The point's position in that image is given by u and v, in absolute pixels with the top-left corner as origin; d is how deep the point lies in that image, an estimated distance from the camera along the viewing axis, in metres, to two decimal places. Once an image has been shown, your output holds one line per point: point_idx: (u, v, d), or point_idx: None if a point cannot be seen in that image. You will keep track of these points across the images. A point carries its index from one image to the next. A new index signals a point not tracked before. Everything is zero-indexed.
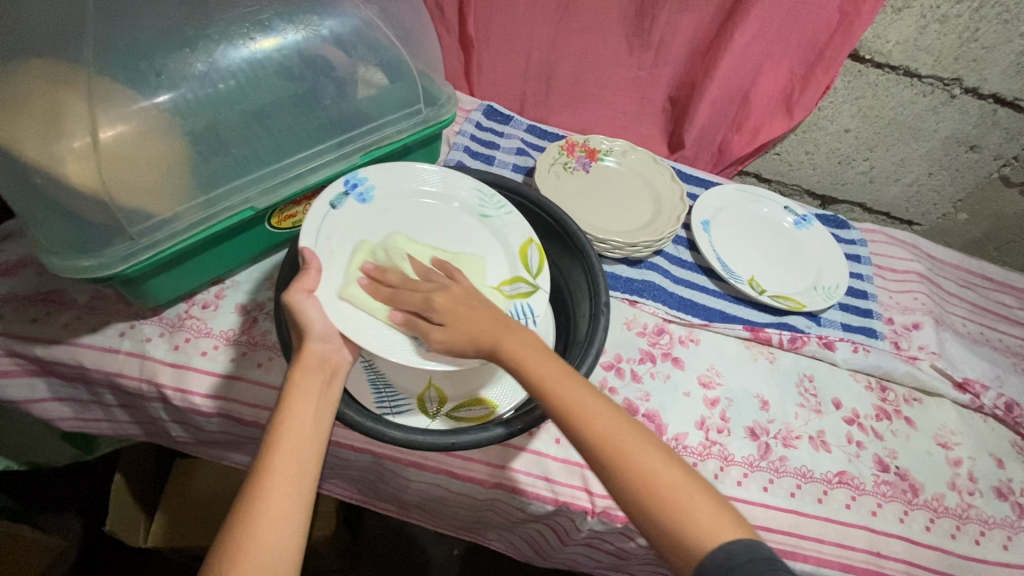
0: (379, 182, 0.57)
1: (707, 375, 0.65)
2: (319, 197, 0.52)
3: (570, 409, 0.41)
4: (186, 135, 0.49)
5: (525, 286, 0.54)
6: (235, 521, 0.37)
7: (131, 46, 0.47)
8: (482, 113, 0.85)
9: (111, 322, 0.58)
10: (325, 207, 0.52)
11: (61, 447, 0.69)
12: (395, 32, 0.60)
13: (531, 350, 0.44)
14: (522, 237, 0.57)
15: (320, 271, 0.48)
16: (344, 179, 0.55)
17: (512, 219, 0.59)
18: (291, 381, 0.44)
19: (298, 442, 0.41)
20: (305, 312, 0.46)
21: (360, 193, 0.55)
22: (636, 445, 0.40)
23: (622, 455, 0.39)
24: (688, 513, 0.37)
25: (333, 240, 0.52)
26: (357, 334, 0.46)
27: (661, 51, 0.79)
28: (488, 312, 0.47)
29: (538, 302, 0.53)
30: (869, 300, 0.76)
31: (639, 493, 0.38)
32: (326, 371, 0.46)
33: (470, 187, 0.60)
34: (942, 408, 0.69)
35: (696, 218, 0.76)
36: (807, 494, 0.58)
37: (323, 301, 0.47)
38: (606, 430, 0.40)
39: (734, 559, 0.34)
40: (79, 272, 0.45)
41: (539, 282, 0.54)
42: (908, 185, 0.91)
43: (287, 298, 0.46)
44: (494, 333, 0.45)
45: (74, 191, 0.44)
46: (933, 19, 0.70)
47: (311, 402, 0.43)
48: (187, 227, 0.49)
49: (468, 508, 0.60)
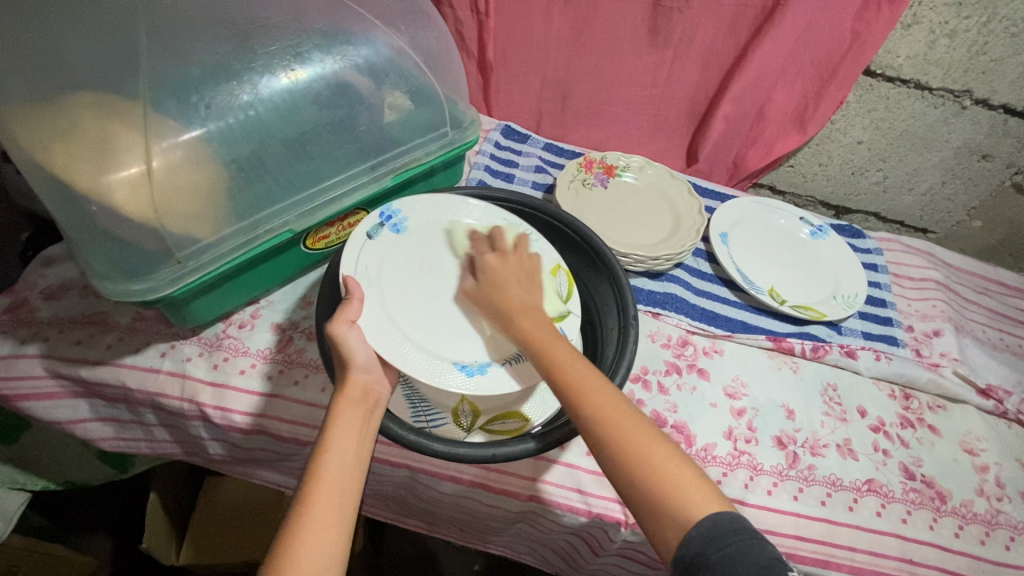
0: (412, 216, 0.57)
1: (733, 386, 0.66)
2: (356, 228, 0.54)
3: (578, 389, 0.44)
4: (231, 162, 0.51)
5: (557, 309, 0.53)
6: (276, 550, 0.39)
7: (181, 81, 0.50)
8: (501, 133, 0.87)
9: (151, 343, 0.60)
10: (361, 239, 0.54)
11: (98, 466, 0.71)
12: (424, 59, 0.62)
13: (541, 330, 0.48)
14: (554, 261, 0.57)
15: (362, 300, 0.49)
16: (379, 212, 0.56)
17: (542, 244, 0.58)
18: (334, 413, 0.45)
19: (337, 477, 0.42)
20: (346, 343, 0.46)
21: (394, 224, 0.56)
22: (631, 425, 0.43)
23: (622, 438, 0.42)
24: (675, 489, 0.40)
25: (369, 270, 0.52)
26: (397, 361, 0.47)
27: (675, 70, 0.81)
28: (523, 298, 0.50)
29: (570, 326, 0.52)
30: (888, 308, 0.77)
31: (635, 471, 0.41)
32: (367, 404, 0.46)
33: (502, 217, 0.60)
34: (967, 414, 0.69)
35: (714, 231, 0.78)
36: (837, 502, 0.58)
37: (365, 329, 0.48)
38: (605, 406, 0.43)
39: (718, 529, 0.38)
40: (129, 294, 0.47)
41: (570, 306, 0.54)
42: (922, 195, 0.92)
43: (330, 330, 0.46)
44: (517, 309, 0.49)
45: (127, 219, 0.46)
46: (942, 34, 0.71)
47: (352, 434, 0.44)
48: (229, 250, 0.51)
49: (501, 520, 0.61)
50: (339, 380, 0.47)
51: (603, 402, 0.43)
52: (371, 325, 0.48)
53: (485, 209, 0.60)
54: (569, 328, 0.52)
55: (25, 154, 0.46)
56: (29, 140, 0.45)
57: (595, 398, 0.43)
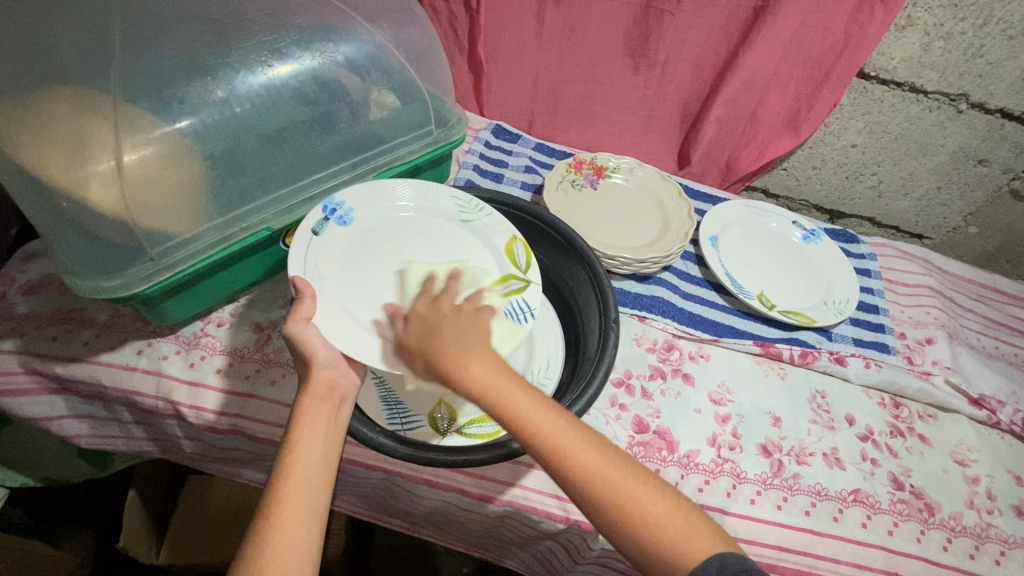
0: (358, 207, 0.55)
1: (718, 392, 0.64)
2: (300, 226, 0.51)
3: (559, 452, 0.38)
4: (206, 158, 0.51)
5: (517, 282, 0.52)
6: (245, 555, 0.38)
7: (155, 75, 0.49)
8: (491, 132, 0.87)
9: (128, 340, 0.59)
10: (307, 237, 0.51)
11: (77, 464, 0.70)
12: (407, 56, 0.61)
13: (497, 376, 0.38)
14: (506, 236, 0.56)
15: (314, 296, 0.47)
16: (322, 205, 0.53)
17: (494, 221, 0.57)
18: (299, 410, 0.44)
19: (307, 472, 0.41)
20: (307, 343, 0.45)
21: (341, 216, 0.54)
22: (621, 475, 0.39)
23: (618, 494, 0.38)
24: (675, 537, 0.38)
25: (318, 271, 0.50)
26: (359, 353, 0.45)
27: (666, 70, 0.80)
28: (465, 325, 0.43)
29: (532, 295, 0.51)
30: (880, 315, 0.76)
31: (631, 526, 0.38)
32: (332, 399, 0.46)
33: (445, 196, 0.59)
34: (958, 424, 0.68)
35: (704, 234, 0.77)
36: (821, 513, 0.57)
37: (323, 327, 0.46)
38: (596, 464, 0.38)
39: (727, 571, 0.37)
40: (100, 291, 0.47)
41: (529, 277, 0.52)
42: (917, 200, 0.91)
43: (286, 329, 0.45)
44: (455, 356, 0.39)
45: (99, 215, 0.45)
46: (937, 37, 0.70)
47: (319, 432, 0.44)
48: (205, 247, 0.51)
49: (479, 525, 0.60)
50: (302, 377, 0.46)
51: (589, 460, 0.38)
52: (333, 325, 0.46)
53: (429, 188, 0.58)
54: (530, 299, 0.50)
55: None
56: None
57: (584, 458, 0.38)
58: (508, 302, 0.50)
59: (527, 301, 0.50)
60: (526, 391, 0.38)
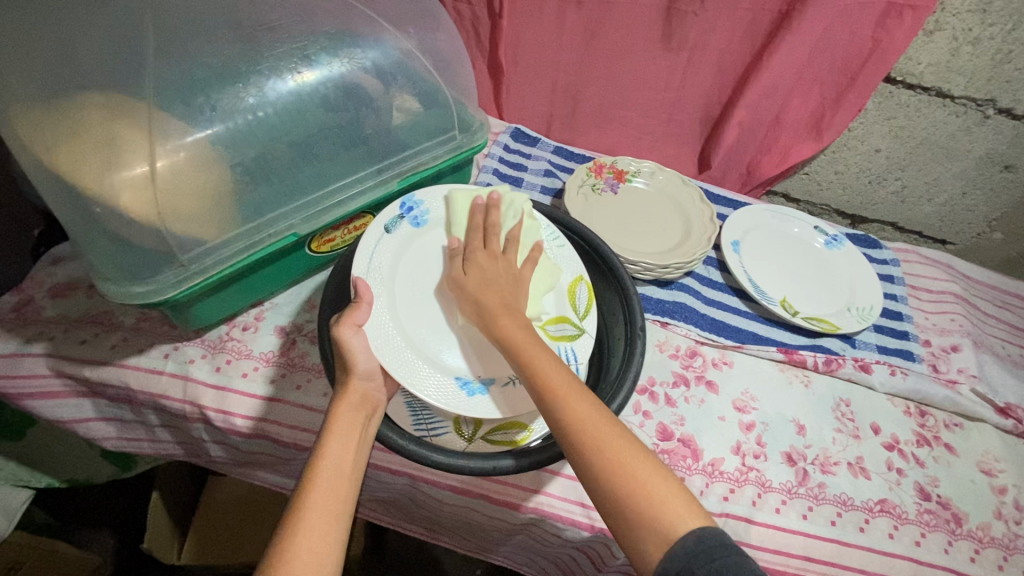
0: (432, 209, 0.58)
1: (742, 399, 0.64)
2: (374, 220, 0.54)
3: (556, 395, 0.42)
4: (236, 165, 0.51)
5: (571, 328, 0.53)
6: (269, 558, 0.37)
7: (187, 82, 0.49)
8: (510, 136, 0.86)
9: (155, 344, 0.60)
10: (379, 232, 0.54)
11: (101, 465, 0.71)
12: (432, 61, 0.61)
13: (523, 333, 0.46)
14: (572, 275, 0.57)
15: (369, 304, 0.48)
16: (401, 202, 0.56)
17: (565, 254, 0.59)
18: (332, 417, 0.45)
19: (334, 479, 0.41)
20: (350, 349, 0.46)
21: (414, 216, 0.57)
22: (608, 431, 0.41)
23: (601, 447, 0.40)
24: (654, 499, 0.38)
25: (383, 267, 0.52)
26: (396, 369, 0.47)
27: (687, 74, 0.79)
28: (505, 299, 0.50)
29: (581, 346, 0.52)
30: (905, 322, 0.75)
31: (607, 479, 0.39)
32: (365, 409, 0.46)
33: (526, 221, 0.60)
34: (985, 434, 0.67)
35: (726, 239, 0.76)
36: (847, 522, 0.56)
37: (370, 333, 0.48)
38: (584, 416, 0.41)
39: (703, 545, 0.36)
40: (131, 297, 0.47)
41: (585, 324, 0.53)
42: (941, 205, 0.90)
43: (335, 332, 0.46)
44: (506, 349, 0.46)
45: (130, 219, 0.46)
46: (965, 42, 0.70)
47: (349, 440, 0.44)
48: (234, 253, 0.51)
49: (502, 531, 0.60)
50: (337, 386, 0.47)
51: (583, 411, 0.41)
52: (380, 334, 0.48)
53: (519, 207, 0.61)
54: (579, 349, 0.52)
55: (29, 155, 0.46)
56: (33, 139, 0.45)
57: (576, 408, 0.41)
58: (557, 346, 0.52)
59: (577, 352, 0.52)
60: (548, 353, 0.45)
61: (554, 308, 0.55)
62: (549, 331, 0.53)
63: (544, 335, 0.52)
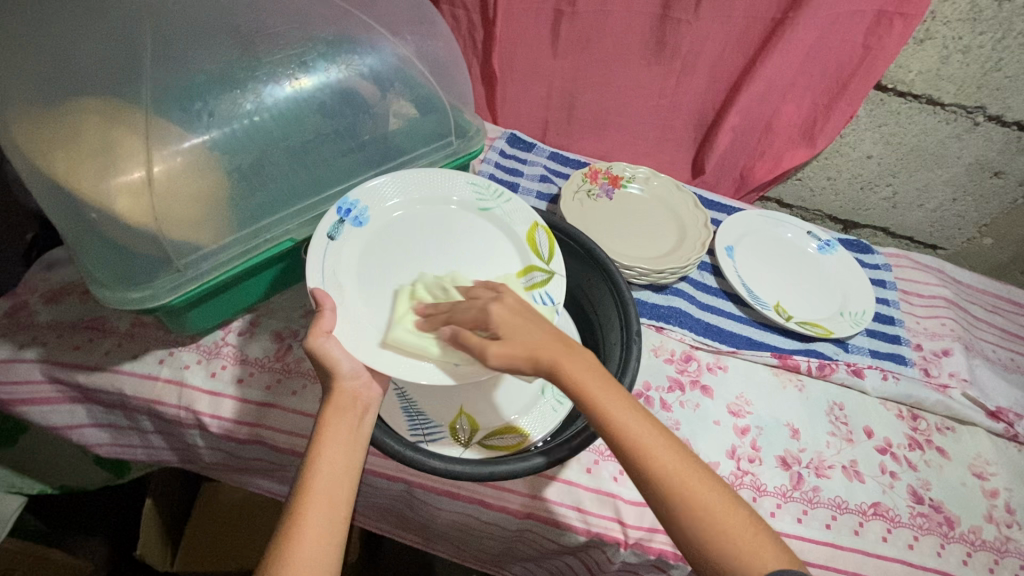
0: (371, 204, 0.55)
1: (737, 404, 0.64)
2: (316, 232, 0.51)
3: (648, 453, 0.40)
4: (233, 171, 0.51)
5: (540, 274, 0.53)
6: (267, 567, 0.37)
7: (185, 88, 0.49)
8: (506, 141, 0.87)
9: (149, 349, 0.59)
10: (325, 241, 0.51)
11: (94, 471, 0.71)
12: (429, 67, 0.62)
13: (593, 377, 0.41)
14: (527, 223, 0.57)
15: (334, 308, 0.47)
16: (335, 207, 0.52)
17: (513, 208, 0.58)
18: (322, 421, 0.44)
19: (329, 484, 0.41)
20: (332, 356, 0.46)
21: (356, 217, 0.53)
22: (692, 476, 0.40)
23: (690, 495, 0.39)
24: (741, 547, 0.38)
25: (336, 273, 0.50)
26: (379, 363, 0.46)
27: (682, 81, 0.80)
28: (555, 334, 0.43)
29: (557, 288, 0.52)
30: (896, 326, 0.76)
31: (697, 525, 0.39)
32: (356, 410, 0.46)
33: (463, 184, 0.59)
34: (976, 437, 0.67)
35: (720, 244, 0.77)
36: (842, 526, 0.57)
37: (343, 339, 0.47)
38: (673, 468, 0.40)
39: None
40: (127, 303, 0.47)
41: (553, 267, 0.54)
42: (931, 211, 0.91)
43: (307, 344, 0.45)
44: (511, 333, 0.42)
45: (125, 226, 0.45)
46: (955, 50, 0.71)
47: (341, 443, 0.44)
48: (230, 257, 0.51)
49: (497, 539, 0.60)
50: (325, 389, 0.47)
51: (670, 460, 0.40)
52: (354, 336, 0.47)
53: (449, 175, 0.59)
54: (554, 292, 0.52)
55: (25, 159, 0.46)
56: (29, 145, 0.45)
57: (664, 458, 0.40)
58: (532, 294, 0.52)
59: (551, 294, 0.52)
60: (619, 396, 0.41)
61: (519, 260, 0.55)
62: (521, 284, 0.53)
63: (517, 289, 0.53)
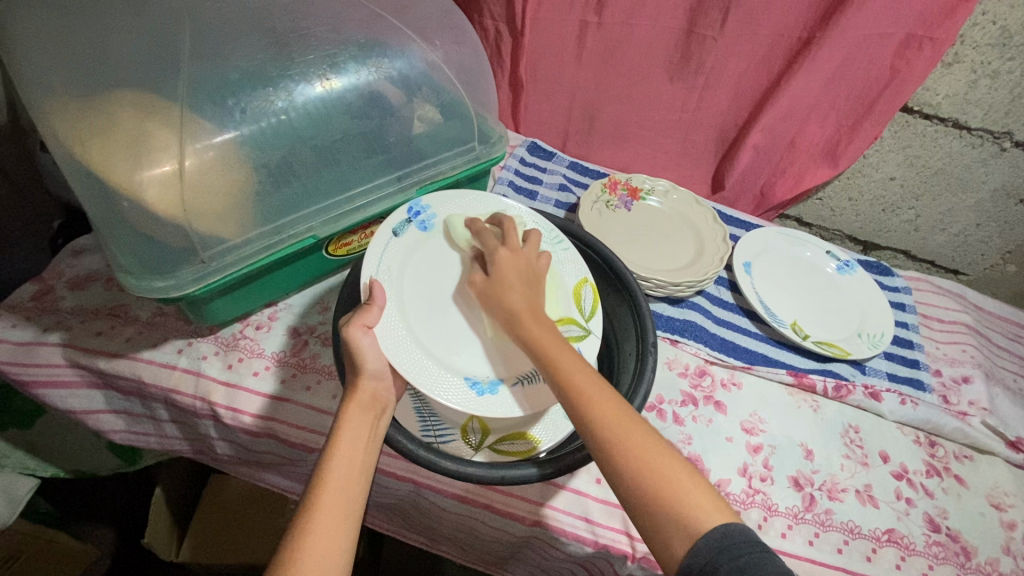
0: (440, 212, 0.56)
1: (750, 421, 0.64)
2: (384, 224, 0.53)
3: (582, 391, 0.42)
4: (261, 167, 0.52)
5: (577, 328, 0.53)
6: (280, 560, 0.37)
7: (220, 84, 0.51)
8: (527, 149, 0.87)
9: (169, 338, 0.60)
10: (387, 236, 0.52)
11: (107, 458, 0.72)
12: (456, 74, 0.63)
13: (553, 339, 0.45)
14: (577, 277, 0.57)
15: (382, 307, 0.47)
16: (408, 207, 0.55)
17: (569, 257, 0.58)
18: (342, 418, 0.45)
19: (345, 480, 0.41)
20: (361, 351, 0.46)
21: (422, 221, 0.55)
22: (633, 427, 0.41)
23: (622, 438, 0.40)
24: (677, 489, 0.39)
25: (393, 270, 0.51)
26: (398, 361, 0.46)
27: (705, 96, 0.80)
28: (528, 299, 0.47)
29: (588, 348, 0.52)
30: (915, 350, 0.75)
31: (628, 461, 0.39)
32: (374, 410, 0.46)
33: (530, 222, 0.59)
34: (995, 467, 0.66)
35: (738, 260, 0.77)
36: (854, 551, 0.56)
37: (382, 337, 0.47)
38: (608, 411, 0.41)
39: (728, 541, 0.36)
40: (152, 292, 0.48)
41: (591, 326, 0.54)
42: (955, 235, 0.90)
43: (345, 331, 0.46)
44: (525, 317, 0.46)
45: (155, 216, 0.46)
46: (983, 75, 0.70)
47: (358, 442, 0.44)
48: (253, 252, 0.52)
49: (503, 544, 0.60)
50: (346, 387, 0.47)
51: (602, 399, 0.42)
52: (390, 336, 0.47)
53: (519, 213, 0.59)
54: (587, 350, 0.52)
55: (62, 147, 0.47)
56: (64, 132, 0.46)
57: (597, 397, 0.42)
58: None
59: (584, 352, 0.52)
60: (564, 348, 0.45)
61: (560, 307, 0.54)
62: (558, 332, 0.52)
63: None
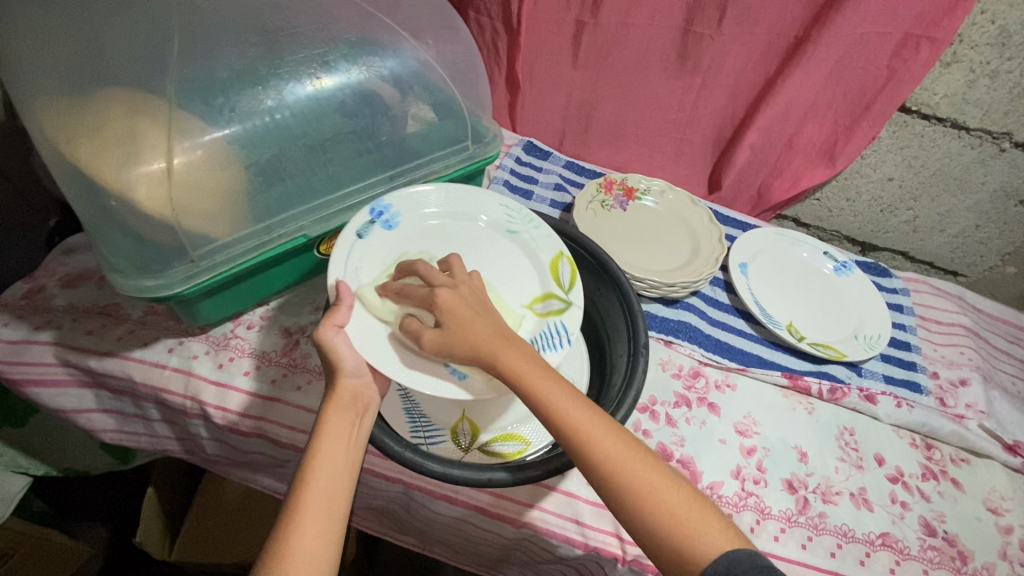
0: (404, 209, 0.56)
1: (744, 423, 0.63)
2: (345, 228, 0.52)
3: (582, 434, 0.40)
4: (251, 166, 0.51)
5: (558, 302, 0.52)
6: (264, 561, 0.37)
7: (209, 82, 0.50)
8: (522, 149, 0.87)
9: (160, 337, 0.60)
10: (351, 239, 0.52)
11: (100, 456, 0.72)
12: (449, 72, 0.62)
13: (532, 365, 0.42)
14: (553, 251, 0.56)
15: (353, 305, 0.47)
16: (369, 208, 0.54)
17: (541, 234, 0.58)
18: (324, 417, 0.44)
19: (328, 481, 0.41)
20: (334, 350, 0.46)
21: (387, 220, 0.54)
22: (639, 463, 0.40)
23: (631, 477, 0.40)
24: (684, 529, 0.38)
25: (359, 270, 0.51)
26: (384, 361, 0.45)
27: (701, 96, 0.80)
28: (494, 327, 0.44)
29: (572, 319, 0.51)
30: (913, 352, 0.74)
31: (638, 504, 0.39)
32: (357, 408, 0.46)
33: (496, 205, 0.59)
34: (992, 471, 0.65)
35: (734, 260, 0.76)
36: (848, 555, 0.55)
37: (354, 334, 0.46)
38: (615, 452, 0.40)
39: (733, 566, 0.37)
40: (140, 291, 0.48)
41: (571, 297, 0.52)
42: (954, 237, 0.89)
43: (317, 335, 0.46)
44: (496, 347, 0.43)
45: (142, 214, 0.46)
46: (981, 75, 0.70)
47: (342, 441, 0.43)
48: (242, 251, 0.52)
49: (493, 547, 0.60)
50: (327, 386, 0.47)
51: (609, 443, 0.40)
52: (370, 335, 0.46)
53: (483, 196, 0.59)
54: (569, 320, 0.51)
55: (50, 146, 0.46)
56: (52, 130, 0.46)
57: (603, 442, 0.40)
58: (545, 323, 0.51)
59: (566, 324, 0.51)
60: (559, 385, 0.42)
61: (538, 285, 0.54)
62: (538, 309, 0.53)
63: (530, 314, 0.52)
